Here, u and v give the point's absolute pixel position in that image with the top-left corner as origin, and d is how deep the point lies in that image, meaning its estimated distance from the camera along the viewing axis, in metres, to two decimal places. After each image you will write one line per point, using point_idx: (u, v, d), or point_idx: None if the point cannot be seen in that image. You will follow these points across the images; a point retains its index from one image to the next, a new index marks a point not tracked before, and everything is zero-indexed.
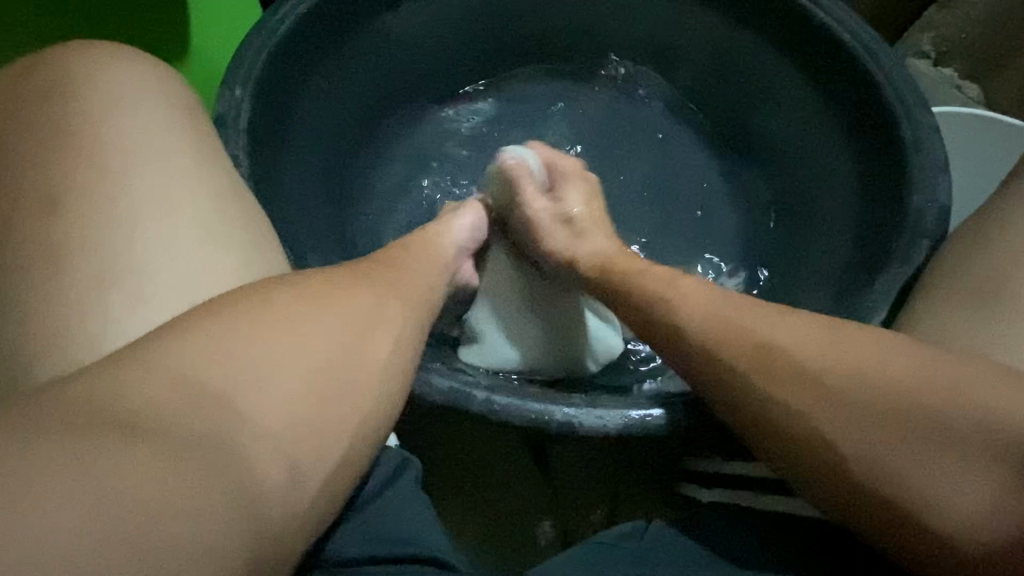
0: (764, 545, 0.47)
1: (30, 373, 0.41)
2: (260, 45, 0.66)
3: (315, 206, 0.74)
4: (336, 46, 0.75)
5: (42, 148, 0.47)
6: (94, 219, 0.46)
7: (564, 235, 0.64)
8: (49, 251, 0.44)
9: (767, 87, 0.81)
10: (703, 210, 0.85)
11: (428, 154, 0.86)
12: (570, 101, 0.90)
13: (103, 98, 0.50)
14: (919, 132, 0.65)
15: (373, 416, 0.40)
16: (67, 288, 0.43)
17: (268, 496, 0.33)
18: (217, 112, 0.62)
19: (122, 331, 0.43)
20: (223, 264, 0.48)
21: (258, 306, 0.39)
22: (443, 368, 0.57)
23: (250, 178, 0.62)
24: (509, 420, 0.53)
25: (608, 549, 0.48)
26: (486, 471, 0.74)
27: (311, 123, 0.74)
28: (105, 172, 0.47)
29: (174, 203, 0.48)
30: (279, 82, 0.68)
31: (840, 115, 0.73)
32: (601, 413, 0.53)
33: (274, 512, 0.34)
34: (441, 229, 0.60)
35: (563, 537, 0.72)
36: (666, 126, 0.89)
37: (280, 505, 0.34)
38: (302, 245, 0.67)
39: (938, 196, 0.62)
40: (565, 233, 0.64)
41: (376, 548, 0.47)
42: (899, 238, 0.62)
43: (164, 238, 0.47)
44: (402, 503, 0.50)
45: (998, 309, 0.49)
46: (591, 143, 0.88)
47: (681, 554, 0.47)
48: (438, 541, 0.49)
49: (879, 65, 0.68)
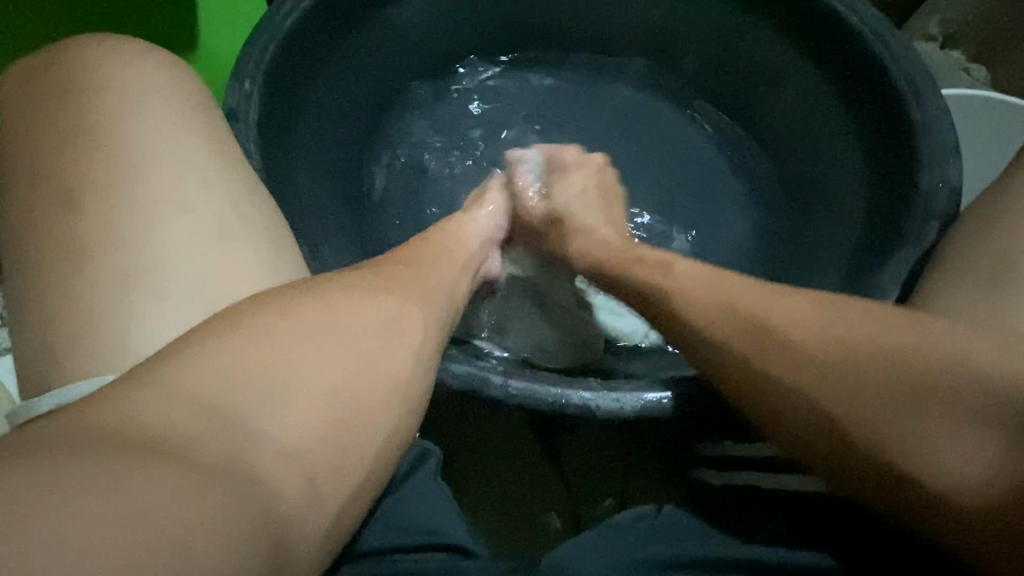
0: (781, 528, 0.47)
1: (55, 370, 0.42)
2: (269, 38, 0.66)
3: (325, 198, 0.74)
4: (342, 38, 0.75)
5: (56, 148, 0.48)
6: (109, 217, 0.46)
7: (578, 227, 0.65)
8: (70, 249, 0.44)
9: (774, 73, 0.81)
10: (715, 200, 0.85)
11: (438, 142, 0.86)
12: (576, 90, 0.90)
13: (114, 94, 0.50)
14: (929, 114, 0.65)
15: (396, 407, 0.40)
16: (89, 284, 0.44)
17: (299, 487, 0.34)
18: (228, 106, 0.62)
19: (142, 325, 0.43)
20: (239, 256, 0.48)
21: (278, 306, 0.40)
22: (459, 354, 0.57)
23: (262, 170, 0.62)
24: (525, 404, 0.54)
25: (627, 535, 0.48)
26: (500, 460, 0.75)
27: (318, 117, 0.74)
28: (117, 171, 0.47)
29: (190, 198, 0.48)
30: (288, 76, 0.68)
31: (849, 99, 0.73)
32: (617, 396, 0.53)
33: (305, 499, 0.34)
34: (451, 224, 0.60)
35: (574, 524, 0.73)
36: (672, 114, 0.89)
37: (309, 495, 0.34)
38: (314, 237, 0.67)
39: (949, 176, 0.62)
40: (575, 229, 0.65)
41: (400, 538, 0.47)
42: (911, 219, 0.62)
43: (179, 233, 0.47)
44: (423, 496, 0.50)
45: (1006, 288, 0.49)
46: (599, 129, 0.88)
47: (698, 536, 0.47)
48: (459, 528, 0.50)
49: (885, 48, 0.68)
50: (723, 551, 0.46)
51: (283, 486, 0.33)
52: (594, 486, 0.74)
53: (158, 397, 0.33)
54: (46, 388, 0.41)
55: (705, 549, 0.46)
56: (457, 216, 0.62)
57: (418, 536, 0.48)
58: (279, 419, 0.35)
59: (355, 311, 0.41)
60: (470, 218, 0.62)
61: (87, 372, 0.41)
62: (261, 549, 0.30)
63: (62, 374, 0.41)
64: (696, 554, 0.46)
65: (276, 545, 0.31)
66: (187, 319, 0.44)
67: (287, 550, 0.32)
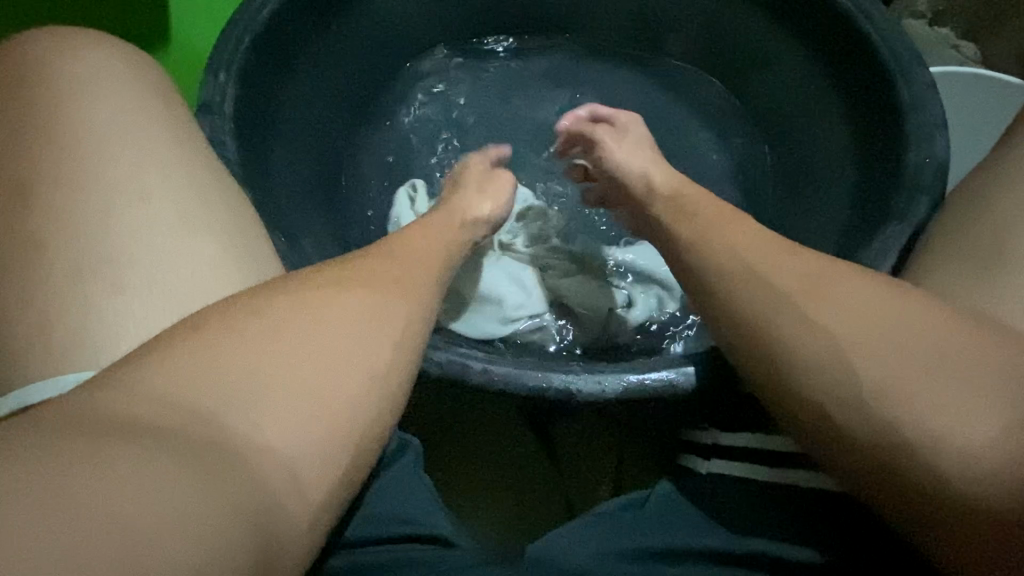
0: (767, 513, 0.47)
1: (19, 369, 0.41)
2: (244, 27, 0.64)
3: (303, 185, 0.73)
4: (319, 25, 0.73)
5: (15, 145, 0.46)
6: (71, 215, 0.45)
7: (632, 163, 0.64)
8: (30, 245, 0.43)
9: (761, 53, 0.80)
10: (703, 184, 0.83)
11: (422, 127, 0.85)
12: (561, 73, 0.89)
13: (77, 89, 0.49)
14: (915, 91, 0.64)
15: (383, 401, 0.39)
16: (52, 281, 0.43)
17: (282, 488, 0.33)
18: (202, 98, 0.61)
19: (108, 324, 0.43)
20: (208, 250, 0.47)
21: (249, 305, 0.39)
22: (441, 344, 0.57)
23: (238, 161, 0.60)
24: (507, 392, 0.53)
25: (610, 522, 0.49)
26: (490, 448, 0.74)
27: (295, 106, 0.73)
28: (81, 169, 0.46)
29: (157, 193, 0.48)
30: (263, 65, 0.67)
31: (838, 76, 0.72)
32: (600, 378, 0.53)
33: (289, 499, 0.33)
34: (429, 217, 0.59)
35: (569, 507, 0.72)
36: (662, 95, 0.87)
37: (296, 496, 0.33)
38: (295, 229, 0.67)
39: (936, 153, 0.61)
40: (633, 161, 0.64)
41: (386, 529, 0.47)
42: (898, 197, 0.61)
43: (147, 229, 0.46)
44: (405, 488, 0.50)
45: (998, 265, 0.48)
46: (586, 111, 0.87)
47: (678, 524, 0.47)
48: (439, 519, 0.49)
49: (874, 25, 0.67)
50: (705, 538, 0.46)
51: (266, 479, 0.32)
52: (586, 469, 0.74)
53: (126, 397, 0.32)
54: (8, 390, 0.40)
55: (689, 539, 0.46)
56: (453, 215, 0.61)
57: (404, 526, 0.47)
58: (257, 414, 0.33)
59: (334, 302, 0.40)
60: (465, 209, 0.63)
61: (53, 370, 0.41)
62: (239, 544, 0.29)
63: (25, 374, 0.41)
64: (667, 544, 0.46)
65: (252, 551, 0.30)
66: (158, 318, 0.44)
67: (269, 555, 0.31)
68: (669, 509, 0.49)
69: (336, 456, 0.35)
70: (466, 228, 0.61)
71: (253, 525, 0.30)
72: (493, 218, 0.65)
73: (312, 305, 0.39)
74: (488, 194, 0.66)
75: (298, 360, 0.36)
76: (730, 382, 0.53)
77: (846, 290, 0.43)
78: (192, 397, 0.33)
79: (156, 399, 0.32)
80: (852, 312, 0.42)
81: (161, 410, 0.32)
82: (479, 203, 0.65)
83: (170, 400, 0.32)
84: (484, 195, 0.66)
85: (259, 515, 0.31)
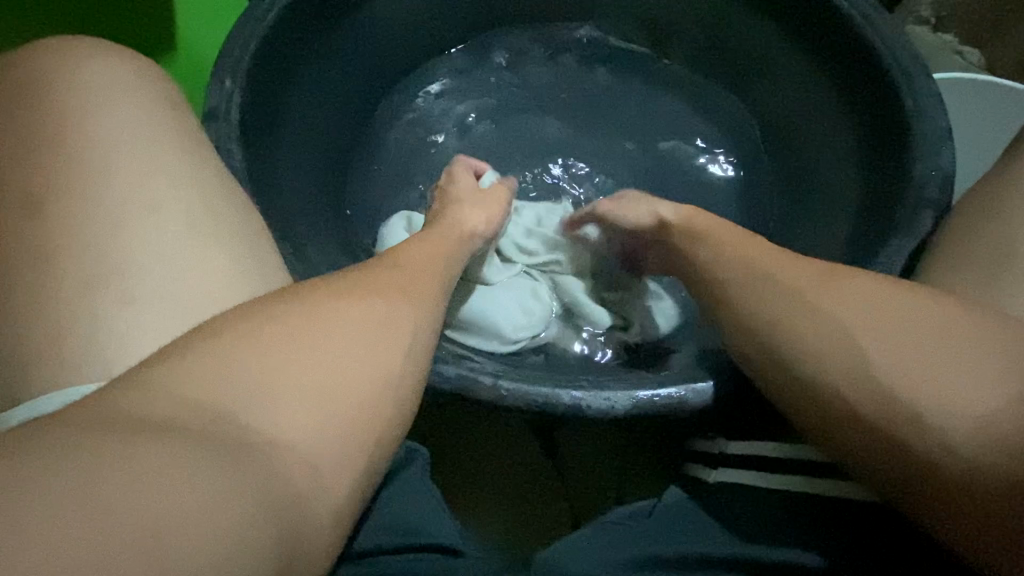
0: (777, 522, 0.46)
1: (27, 379, 0.41)
2: (250, 36, 0.64)
3: (309, 197, 0.73)
4: (325, 35, 0.73)
5: (25, 153, 0.46)
6: (82, 223, 0.45)
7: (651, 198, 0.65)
8: (42, 253, 0.43)
9: (765, 62, 0.80)
10: (709, 195, 0.83)
11: (426, 138, 0.85)
12: (567, 82, 0.89)
13: (87, 98, 0.49)
14: (921, 100, 0.64)
15: (387, 412, 0.38)
16: (63, 288, 0.43)
17: (296, 500, 0.32)
18: (208, 106, 0.61)
19: (118, 333, 0.43)
20: (217, 259, 0.47)
21: (255, 312, 0.38)
22: (449, 356, 0.57)
23: (244, 172, 0.60)
24: (516, 404, 0.53)
25: (622, 533, 0.48)
26: (496, 460, 0.74)
27: (301, 118, 0.73)
28: (91, 177, 0.46)
29: (166, 202, 0.48)
30: (269, 75, 0.67)
31: (842, 86, 0.72)
32: (608, 395, 0.52)
33: (308, 508, 0.33)
34: (442, 228, 0.60)
35: (575, 518, 0.72)
36: (668, 104, 0.87)
37: (314, 502, 0.33)
38: (301, 240, 0.67)
39: (941, 163, 0.61)
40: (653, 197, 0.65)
41: (395, 538, 0.47)
42: (904, 209, 0.61)
43: (157, 239, 0.46)
44: (414, 500, 0.50)
45: (1007, 272, 0.48)
46: (591, 120, 0.87)
47: (686, 534, 0.47)
48: (449, 531, 0.49)
49: (878, 32, 0.67)
50: (714, 547, 0.45)
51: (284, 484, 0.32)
52: (592, 480, 0.73)
53: (139, 401, 0.31)
54: (19, 400, 0.40)
55: (691, 549, 0.45)
56: (449, 226, 0.60)
57: (413, 536, 0.47)
58: (271, 421, 0.33)
59: (341, 317, 0.39)
60: (460, 220, 0.62)
61: (64, 381, 0.40)
62: (259, 552, 0.29)
63: (34, 385, 0.40)
64: (671, 554, 0.45)
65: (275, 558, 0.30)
66: (169, 327, 0.44)
67: (291, 562, 0.31)
68: (679, 517, 0.48)
69: (345, 467, 0.35)
70: (466, 243, 0.60)
71: (275, 531, 0.30)
72: (489, 232, 0.65)
73: (323, 315, 0.39)
74: (484, 209, 0.65)
75: (310, 371, 0.36)
76: (738, 395, 0.53)
77: (855, 296, 0.43)
78: (213, 404, 0.32)
79: (175, 403, 0.32)
80: (863, 322, 0.42)
81: (177, 416, 0.31)
82: (475, 214, 0.64)
83: (185, 404, 0.32)
84: (483, 211, 0.65)
85: (282, 520, 0.31)
